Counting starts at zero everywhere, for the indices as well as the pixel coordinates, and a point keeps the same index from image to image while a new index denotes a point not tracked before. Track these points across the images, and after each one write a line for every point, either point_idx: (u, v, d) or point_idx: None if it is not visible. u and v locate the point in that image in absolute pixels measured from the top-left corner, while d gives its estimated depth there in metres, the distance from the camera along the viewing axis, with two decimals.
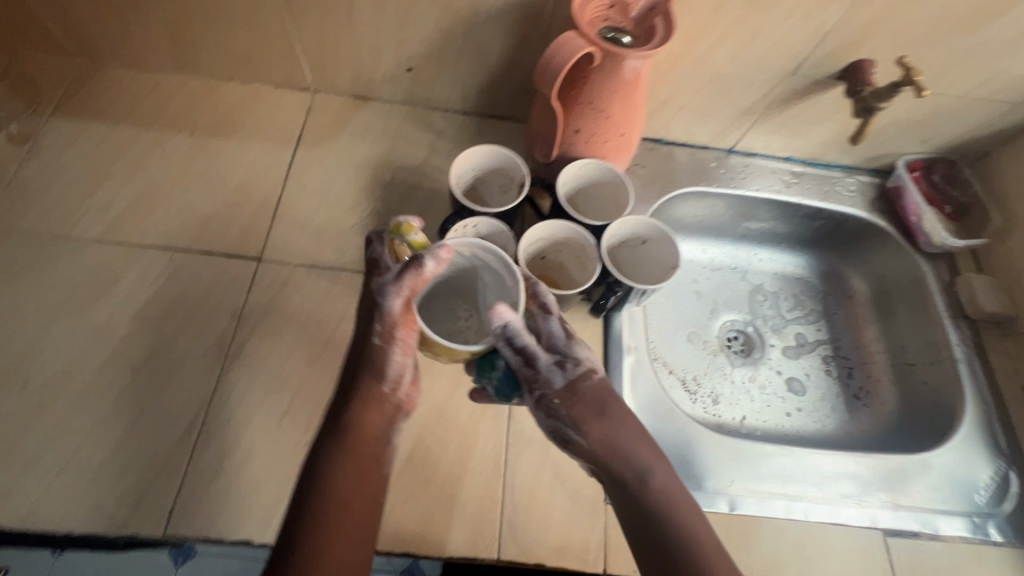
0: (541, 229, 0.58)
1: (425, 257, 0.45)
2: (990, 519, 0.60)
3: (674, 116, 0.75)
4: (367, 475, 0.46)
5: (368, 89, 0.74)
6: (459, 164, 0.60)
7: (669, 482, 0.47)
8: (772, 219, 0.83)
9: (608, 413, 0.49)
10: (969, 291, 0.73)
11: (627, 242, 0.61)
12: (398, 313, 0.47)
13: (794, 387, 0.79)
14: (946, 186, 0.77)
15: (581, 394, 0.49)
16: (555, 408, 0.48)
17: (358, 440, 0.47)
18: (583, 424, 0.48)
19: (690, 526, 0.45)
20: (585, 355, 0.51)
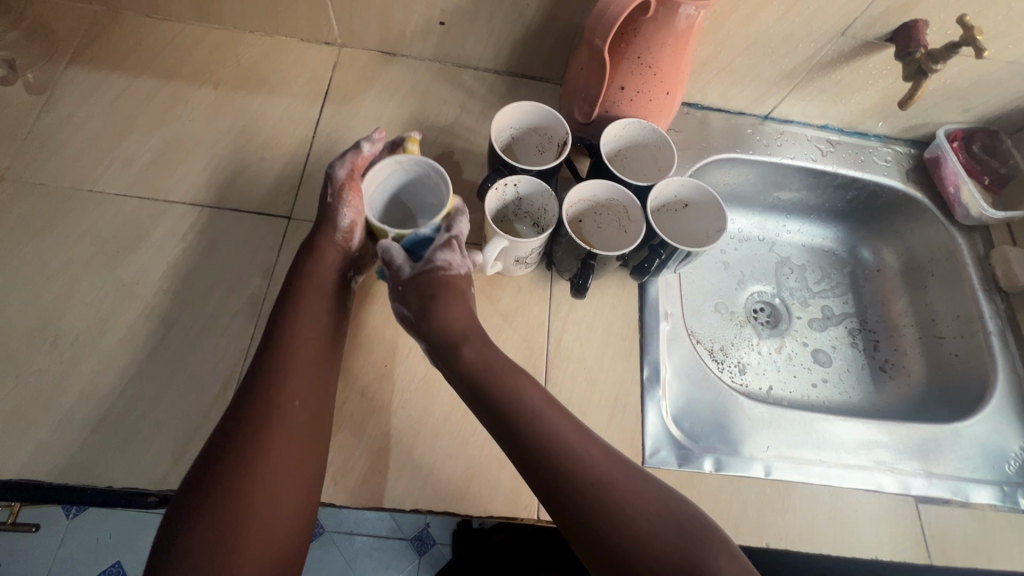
0: (582, 188, 0.57)
1: (365, 141, 0.59)
2: (1019, 489, 0.60)
3: (713, 79, 0.72)
4: (311, 361, 0.49)
5: (397, 44, 0.71)
6: (498, 121, 0.58)
7: (516, 374, 0.47)
8: (803, 188, 0.82)
9: (445, 306, 0.50)
10: (1006, 264, 0.71)
11: (668, 206, 0.61)
12: (344, 178, 0.57)
13: (820, 358, 0.79)
14: (986, 157, 0.75)
15: (419, 286, 0.51)
16: (398, 295, 0.52)
17: (311, 304, 0.51)
18: (414, 310, 0.51)
19: (549, 416, 0.45)
20: (446, 257, 0.52)
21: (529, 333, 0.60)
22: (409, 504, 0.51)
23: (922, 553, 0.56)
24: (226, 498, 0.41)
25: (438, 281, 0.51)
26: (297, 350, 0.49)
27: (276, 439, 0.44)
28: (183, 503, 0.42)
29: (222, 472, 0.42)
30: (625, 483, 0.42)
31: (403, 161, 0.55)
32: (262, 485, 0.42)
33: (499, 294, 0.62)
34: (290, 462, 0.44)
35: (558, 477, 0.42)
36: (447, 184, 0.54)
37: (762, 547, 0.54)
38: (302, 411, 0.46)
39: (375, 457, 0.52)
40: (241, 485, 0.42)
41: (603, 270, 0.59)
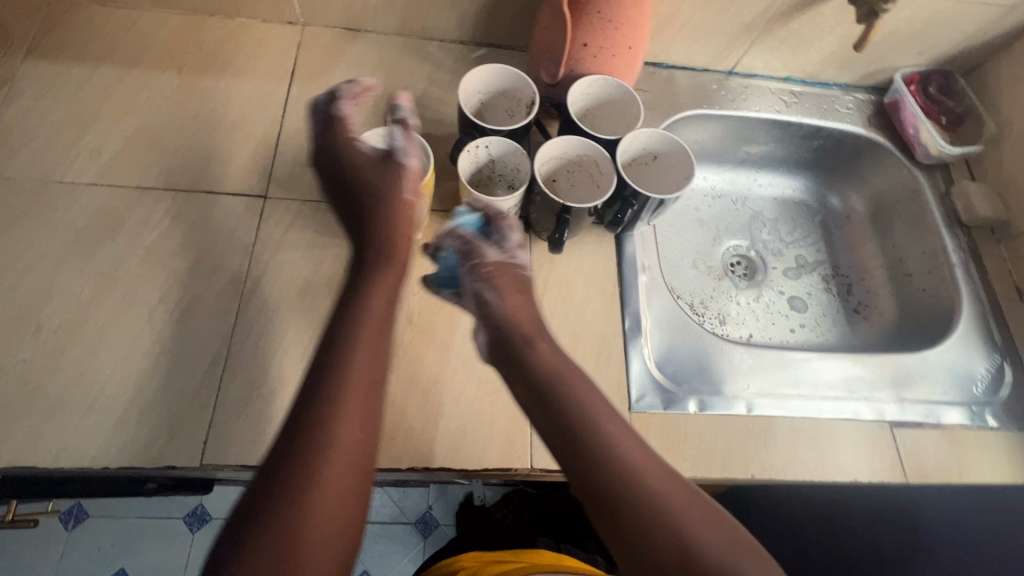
0: (553, 145, 0.58)
1: (399, 120, 0.52)
2: (987, 408, 0.64)
3: (675, 36, 0.74)
4: (368, 390, 0.41)
5: (360, 19, 0.71)
6: (465, 85, 0.59)
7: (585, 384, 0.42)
8: (771, 140, 0.84)
9: (529, 299, 0.48)
10: (965, 198, 0.74)
11: (639, 159, 0.62)
12: (414, 168, 0.51)
13: (796, 305, 0.82)
14: (942, 97, 0.77)
15: (506, 273, 0.49)
16: (483, 275, 0.48)
17: (378, 295, 0.46)
18: (499, 293, 0.47)
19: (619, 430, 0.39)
20: (525, 257, 0.51)
21: None
22: (405, 463, 0.52)
23: (897, 472, 0.59)
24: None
25: (523, 274, 0.50)
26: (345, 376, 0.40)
27: (333, 471, 0.37)
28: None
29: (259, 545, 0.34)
30: (702, 517, 0.35)
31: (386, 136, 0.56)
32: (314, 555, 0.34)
33: None
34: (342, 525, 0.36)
35: (619, 508, 0.35)
36: (430, 159, 0.56)
37: (747, 479, 0.56)
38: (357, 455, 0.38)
39: None
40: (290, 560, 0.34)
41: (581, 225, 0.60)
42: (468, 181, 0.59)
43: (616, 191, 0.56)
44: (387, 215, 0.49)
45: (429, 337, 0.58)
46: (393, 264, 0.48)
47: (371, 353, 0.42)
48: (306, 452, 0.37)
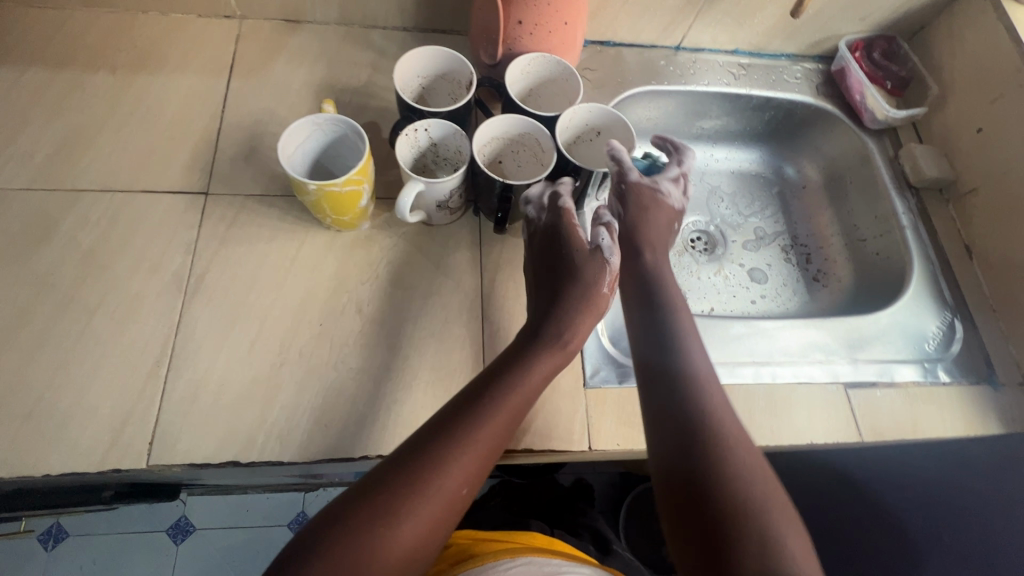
0: (493, 125, 0.57)
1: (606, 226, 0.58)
2: (938, 363, 0.65)
3: (619, 13, 0.73)
4: (495, 447, 0.45)
5: (299, 10, 0.70)
6: (402, 70, 0.58)
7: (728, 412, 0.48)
8: (725, 114, 0.84)
9: (655, 213, 0.63)
10: (912, 160, 0.75)
11: (583, 135, 0.63)
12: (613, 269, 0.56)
13: (756, 277, 0.82)
14: (886, 62, 0.78)
15: (639, 192, 0.62)
16: (624, 193, 0.62)
17: (534, 366, 0.49)
18: (632, 209, 0.62)
19: (748, 460, 0.44)
20: (668, 190, 0.65)
21: (463, 277, 0.61)
22: (357, 451, 0.51)
23: (853, 433, 0.59)
24: (338, 560, 0.37)
25: (654, 193, 0.63)
26: (492, 424, 0.45)
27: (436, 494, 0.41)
28: (303, 542, 0.38)
29: (360, 525, 0.38)
30: (789, 532, 0.40)
31: (320, 121, 0.53)
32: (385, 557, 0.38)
33: (430, 244, 0.62)
34: (421, 544, 0.40)
35: (721, 522, 0.40)
36: (365, 142, 0.53)
37: None
38: (461, 499, 0.42)
39: (319, 412, 0.52)
40: (369, 550, 0.38)
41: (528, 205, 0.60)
42: (410, 168, 0.59)
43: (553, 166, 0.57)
44: (584, 300, 0.53)
45: (379, 326, 0.57)
46: (558, 348, 0.51)
47: (516, 415, 0.47)
48: (440, 466, 0.42)
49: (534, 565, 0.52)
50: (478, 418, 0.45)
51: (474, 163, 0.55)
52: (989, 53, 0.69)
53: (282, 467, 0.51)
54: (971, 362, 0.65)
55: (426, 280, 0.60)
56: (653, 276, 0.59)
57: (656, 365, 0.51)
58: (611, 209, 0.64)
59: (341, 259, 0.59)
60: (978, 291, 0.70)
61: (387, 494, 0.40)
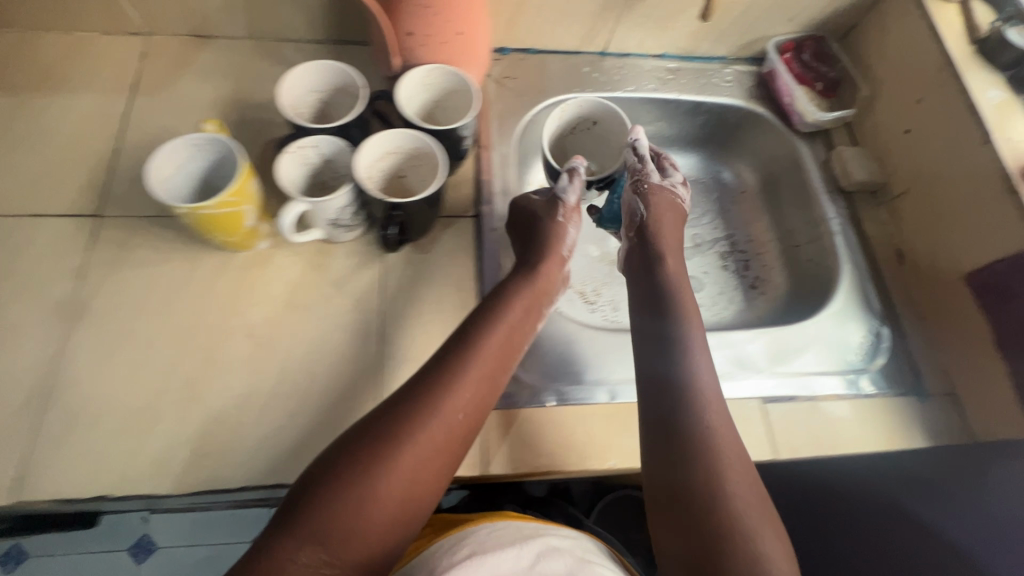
0: (383, 140, 0.55)
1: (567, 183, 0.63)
2: (862, 375, 0.62)
3: (535, 20, 0.71)
4: (487, 375, 0.50)
5: (207, 25, 0.69)
6: (290, 87, 0.56)
7: (726, 445, 0.49)
8: (658, 119, 0.82)
9: (672, 218, 0.66)
10: (841, 164, 0.73)
11: (581, 125, 0.70)
12: (573, 204, 0.64)
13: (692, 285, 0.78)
14: (817, 64, 0.76)
15: (661, 195, 0.66)
16: (641, 192, 0.66)
17: (515, 298, 0.55)
18: (651, 208, 0.66)
19: (737, 496, 0.46)
20: (680, 191, 0.69)
21: (363, 297, 0.59)
22: (236, 482, 0.50)
23: (766, 451, 0.57)
24: (348, 490, 0.41)
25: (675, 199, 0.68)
26: (482, 354, 0.50)
27: (430, 428, 0.45)
28: (316, 474, 0.43)
29: (364, 463, 0.43)
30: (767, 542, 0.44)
31: (197, 142, 0.51)
32: (387, 487, 0.42)
33: (329, 263, 0.60)
34: (420, 469, 0.44)
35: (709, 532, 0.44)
36: (242, 161, 0.51)
37: (608, 468, 0.54)
38: (460, 425, 0.47)
39: (198, 441, 0.51)
40: (375, 480, 0.42)
41: (426, 222, 0.59)
42: (299, 189, 0.56)
43: (441, 182, 0.54)
44: (550, 239, 0.61)
45: (269, 349, 0.55)
46: (536, 284, 0.58)
47: (506, 342, 0.53)
48: (434, 399, 0.47)
49: (512, 527, 0.49)
50: (474, 348, 0.50)
51: (356, 180, 0.53)
52: (913, 54, 0.67)
53: (159, 500, 0.50)
54: (897, 373, 0.63)
55: (322, 300, 0.58)
56: (661, 286, 0.61)
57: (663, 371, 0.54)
58: (631, 207, 0.66)
59: (234, 281, 0.58)
60: (907, 296, 0.67)
61: (389, 429, 0.45)
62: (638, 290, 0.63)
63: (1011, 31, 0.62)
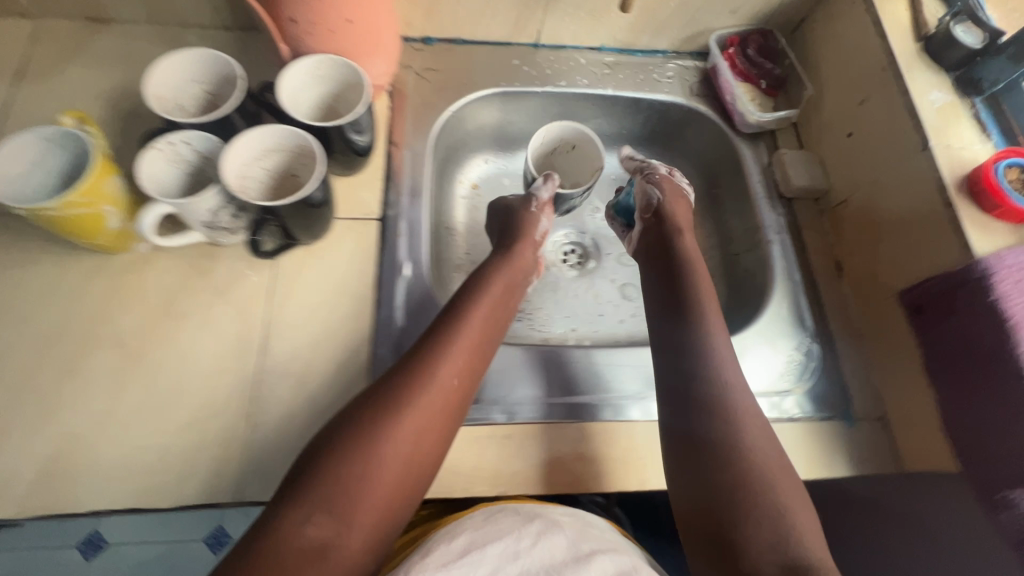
0: (260, 137, 0.51)
1: (541, 180, 0.66)
2: (787, 396, 0.58)
3: (455, 8, 0.66)
4: (479, 343, 0.51)
5: (102, 8, 0.64)
6: (163, 79, 0.52)
7: (744, 416, 0.49)
8: (598, 115, 0.77)
9: (686, 208, 0.67)
10: (782, 168, 0.68)
11: (560, 148, 0.71)
12: (546, 200, 0.66)
13: (628, 293, 0.77)
14: (762, 59, 0.71)
15: (672, 185, 0.68)
16: (653, 180, 0.68)
17: (498, 275, 0.58)
18: (666, 195, 0.66)
19: (759, 466, 0.46)
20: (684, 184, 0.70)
21: (247, 305, 0.55)
22: (87, 505, 0.46)
23: None
24: (351, 458, 0.40)
25: (683, 190, 0.68)
26: (472, 323, 0.51)
27: (432, 392, 0.45)
28: (317, 447, 0.42)
29: (364, 430, 0.42)
30: (794, 509, 0.44)
31: (52, 136, 0.48)
32: (388, 453, 0.41)
33: (213, 268, 0.56)
34: (419, 434, 0.43)
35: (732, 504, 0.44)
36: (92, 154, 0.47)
37: (496, 495, 0.52)
38: (455, 390, 0.47)
39: (48, 460, 0.47)
40: (375, 446, 0.41)
41: (323, 219, 0.55)
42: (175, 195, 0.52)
43: (320, 181, 0.51)
44: (517, 228, 0.64)
45: (139, 361, 0.52)
46: (512, 262, 0.60)
47: (494, 312, 0.55)
48: (434, 365, 0.47)
49: (509, 509, 0.45)
50: (461, 317, 0.51)
51: (223, 181, 0.48)
52: (856, 52, 0.63)
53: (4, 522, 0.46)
54: (825, 395, 0.59)
55: (202, 308, 0.54)
56: (676, 256, 0.62)
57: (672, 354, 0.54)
58: (646, 197, 0.67)
59: (106, 286, 0.54)
60: (843, 312, 0.63)
61: (385, 396, 0.44)
62: (650, 268, 0.64)
63: (958, 26, 0.57)
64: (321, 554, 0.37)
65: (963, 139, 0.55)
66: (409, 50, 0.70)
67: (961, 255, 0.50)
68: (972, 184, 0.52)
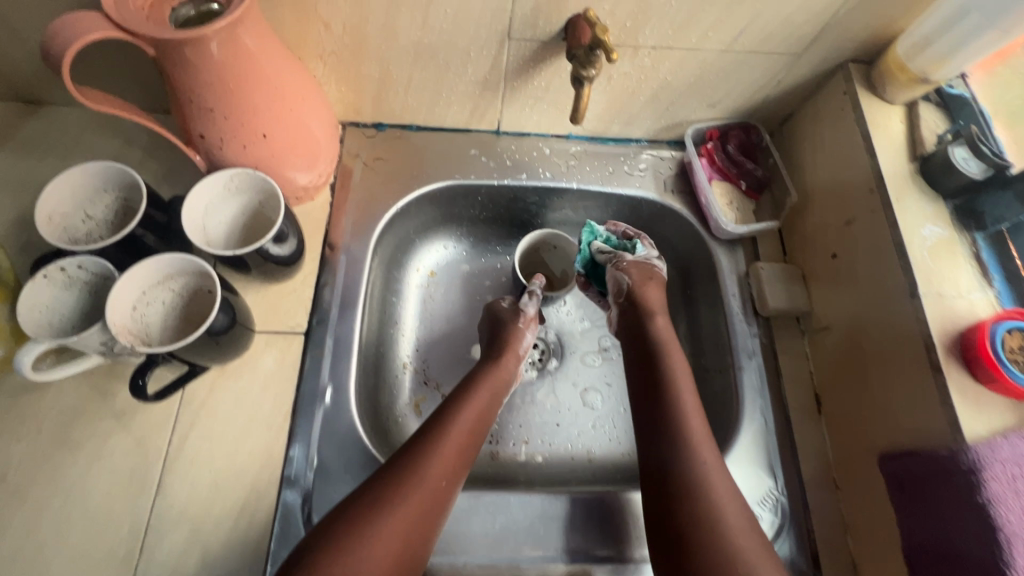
0: (157, 265, 0.47)
1: (525, 301, 0.63)
2: None
3: (405, 98, 0.61)
4: (468, 444, 0.50)
5: (32, 91, 0.60)
6: (59, 198, 0.48)
7: (723, 498, 0.45)
8: (566, 206, 0.70)
9: (659, 288, 0.61)
10: (758, 284, 0.61)
11: (541, 248, 0.69)
12: (533, 314, 0.62)
13: (589, 400, 0.68)
14: (743, 157, 0.64)
15: (640, 266, 0.61)
16: (623, 268, 0.60)
17: (495, 369, 0.57)
18: (636, 279, 0.60)
19: (742, 553, 0.42)
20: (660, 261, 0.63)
21: (148, 435, 0.50)
22: None
23: None
24: (339, 560, 0.40)
25: (655, 268, 0.61)
26: (461, 424, 0.51)
27: (413, 499, 0.44)
28: (310, 544, 0.41)
29: (356, 529, 0.42)
30: None
31: None
32: (376, 551, 0.41)
33: (117, 390, 0.51)
34: (404, 545, 0.43)
35: None
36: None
37: None
38: (442, 495, 0.46)
39: None
40: (362, 544, 0.41)
41: (241, 336, 0.52)
42: (72, 320, 0.46)
43: (220, 307, 0.47)
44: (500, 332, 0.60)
45: (23, 499, 0.47)
46: (507, 368, 0.58)
47: (485, 407, 0.54)
48: (418, 470, 0.46)
49: None
50: (459, 407, 0.52)
51: (107, 323, 0.43)
52: (847, 163, 0.55)
53: None
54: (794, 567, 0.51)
55: (99, 437, 0.50)
56: (652, 342, 0.56)
57: (651, 446, 0.49)
58: (614, 284, 0.61)
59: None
60: (820, 456, 0.55)
61: (377, 493, 0.44)
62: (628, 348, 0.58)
63: (958, 151, 0.50)
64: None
65: (958, 286, 0.48)
66: (360, 137, 0.65)
67: (948, 432, 0.44)
68: (966, 347, 0.45)
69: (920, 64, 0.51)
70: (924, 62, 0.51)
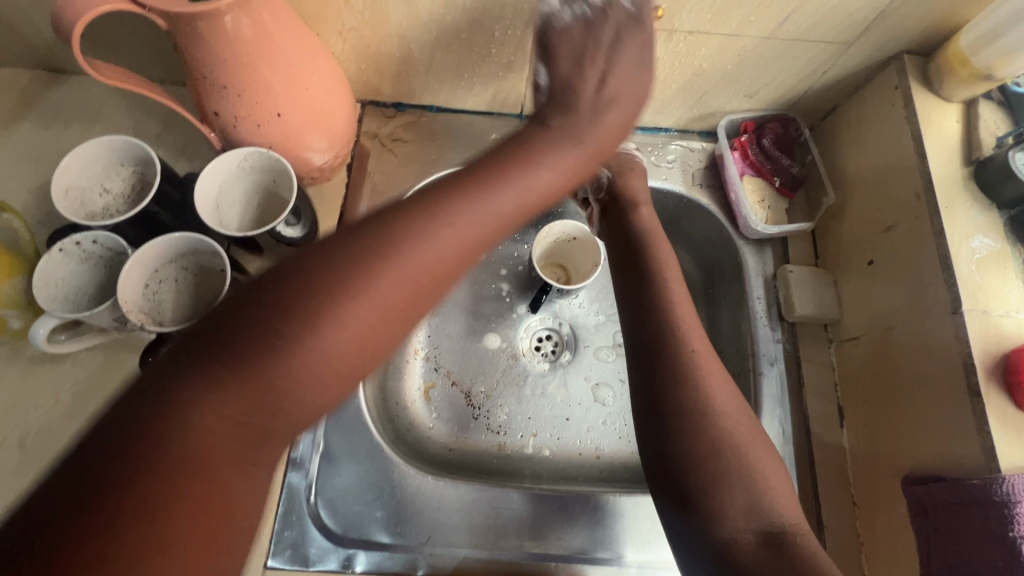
0: (157, 246, 0.46)
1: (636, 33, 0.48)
2: None
3: (427, 80, 0.59)
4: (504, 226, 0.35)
5: (56, 61, 0.60)
6: (75, 170, 0.48)
7: (714, 383, 0.43)
8: None
9: (640, 175, 0.58)
10: (786, 288, 0.58)
11: (560, 239, 0.67)
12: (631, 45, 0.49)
13: (600, 395, 0.66)
14: (777, 152, 0.61)
15: (616, 156, 0.58)
16: None
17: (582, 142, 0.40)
18: (614, 169, 0.57)
19: (728, 436, 0.41)
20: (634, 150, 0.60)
21: None
22: None
23: None
24: (282, 351, 0.28)
25: (628, 154, 0.59)
26: (503, 204, 0.35)
27: (399, 294, 0.31)
28: (258, 304, 0.28)
29: (318, 306, 0.29)
30: (779, 499, 0.39)
31: None
32: (353, 329, 0.29)
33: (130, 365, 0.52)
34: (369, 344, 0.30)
35: (699, 479, 0.39)
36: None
37: None
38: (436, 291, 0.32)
39: None
40: (332, 317, 0.29)
41: None
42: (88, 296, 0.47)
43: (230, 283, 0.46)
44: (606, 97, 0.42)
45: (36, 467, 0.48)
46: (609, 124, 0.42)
47: (553, 177, 0.38)
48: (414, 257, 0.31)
49: None
50: (504, 182, 0.36)
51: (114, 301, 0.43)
52: (896, 162, 0.51)
53: None
54: None
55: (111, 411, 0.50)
56: (637, 237, 0.53)
57: (641, 330, 0.46)
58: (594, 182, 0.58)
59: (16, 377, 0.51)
60: (838, 472, 0.53)
61: (351, 271, 0.30)
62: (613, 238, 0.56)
63: (1020, 155, 0.45)
64: (258, 438, 0.29)
65: (1006, 303, 0.45)
66: (378, 116, 0.64)
67: (982, 459, 0.41)
68: (1009, 370, 0.42)
69: (981, 59, 0.47)
70: (988, 57, 0.46)
